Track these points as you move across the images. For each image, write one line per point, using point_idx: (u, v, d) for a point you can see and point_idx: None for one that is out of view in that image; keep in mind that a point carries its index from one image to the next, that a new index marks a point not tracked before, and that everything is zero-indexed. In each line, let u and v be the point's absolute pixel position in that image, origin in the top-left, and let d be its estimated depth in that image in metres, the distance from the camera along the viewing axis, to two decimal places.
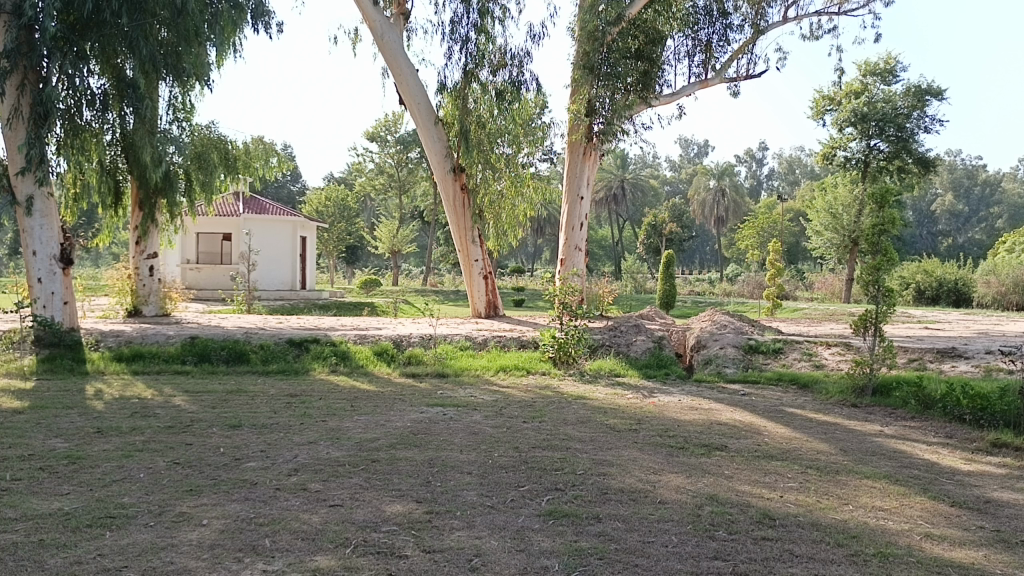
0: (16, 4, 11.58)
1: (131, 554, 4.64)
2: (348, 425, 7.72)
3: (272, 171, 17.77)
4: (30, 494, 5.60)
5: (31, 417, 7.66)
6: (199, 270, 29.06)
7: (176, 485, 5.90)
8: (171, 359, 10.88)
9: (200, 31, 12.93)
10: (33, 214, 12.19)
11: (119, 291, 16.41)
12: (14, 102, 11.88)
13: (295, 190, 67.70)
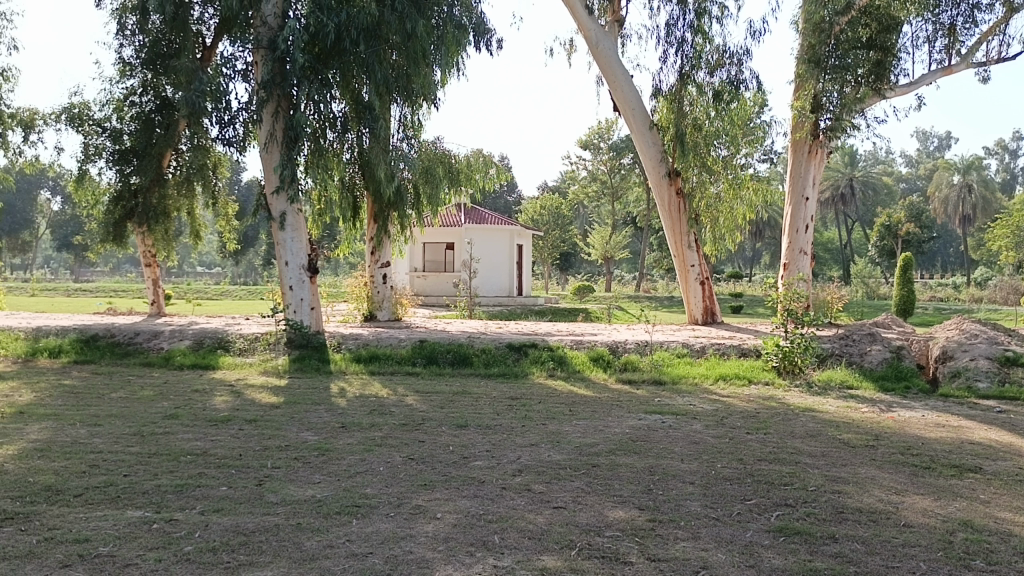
0: (271, 39, 12.97)
1: (376, 541, 5.00)
2: (568, 429, 7.84)
3: (491, 182, 18.48)
4: (289, 481, 6.20)
5: (286, 411, 8.49)
6: (425, 278, 30.82)
7: (412, 479, 6.29)
8: (403, 361, 11.63)
9: (426, 53, 13.67)
10: (285, 228, 13.54)
11: (357, 298, 17.87)
12: (271, 128, 13.29)
13: (511, 200, 69.94)
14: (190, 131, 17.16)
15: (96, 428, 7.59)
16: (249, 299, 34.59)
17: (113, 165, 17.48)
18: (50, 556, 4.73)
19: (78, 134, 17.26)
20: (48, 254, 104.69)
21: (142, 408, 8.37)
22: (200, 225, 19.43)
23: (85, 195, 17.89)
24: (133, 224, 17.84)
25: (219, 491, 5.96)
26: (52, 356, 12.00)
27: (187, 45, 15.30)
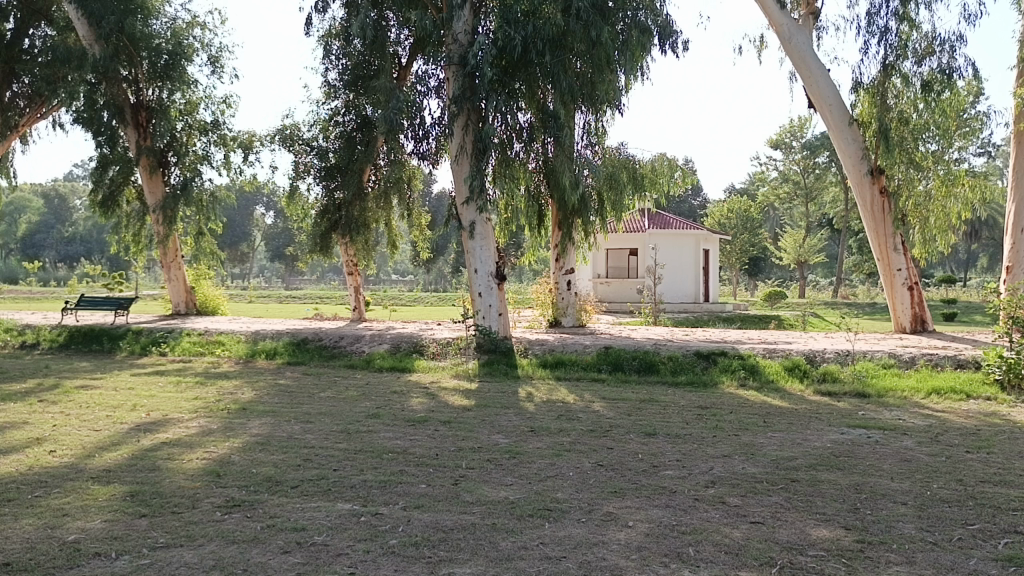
0: (461, 56, 13.46)
1: (569, 546, 5.04)
2: (763, 441, 7.54)
3: (677, 186, 18.13)
4: (482, 482, 6.39)
5: (478, 414, 8.77)
6: (609, 284, 30.83)
7: (602, 485, 6.29)
8: (588, 367, 11.70)
9: (611, 58, 13.66)
10: (475, 237, 14.01)
11: (543, 304, 18.16)
12: (461, 140, 13.86)
13: (696, 204, 68.42)
14: (387, 147, 18.15)
15: (308, 424, 8.19)
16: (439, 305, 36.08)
17: (320, 181, 18.84)
18: (272, 542, 5.16)
19: (290, 153, 18.88)
20: (263, 264, 114.87)
21: (348, 407, 8.94)
22: (396, 235, 20.45)
23: (295, 209, 19.42)
24: (338, 235, 19.08)
25: (419, 489, 6.24)
26: (268, 357, 13.12)
27: (385, 66, 16.19)
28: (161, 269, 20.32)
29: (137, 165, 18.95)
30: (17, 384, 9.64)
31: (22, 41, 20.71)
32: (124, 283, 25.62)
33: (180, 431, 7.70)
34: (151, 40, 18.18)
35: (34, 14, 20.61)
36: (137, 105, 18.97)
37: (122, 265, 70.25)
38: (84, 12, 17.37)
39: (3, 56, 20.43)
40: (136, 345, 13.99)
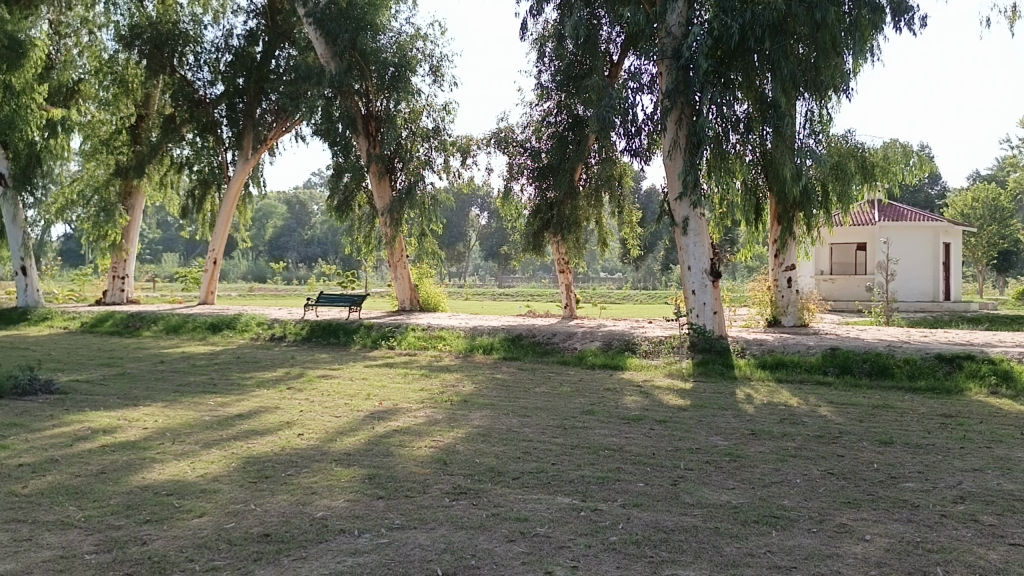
0: (675, 48, 13.24)
1: (799, 556, 4.80)
2: (1022, 455, 6.76)
3: (913, 174, 16.72)
4: (702, 484, 6.24)
5: (695, 414, 8.59)
6: (833, 281, 29.08)
7: (833, 495, 5.93)
8: (813, 370, 11.11)
9: (837, 40, 12.97)
10: (688, 233, 13.74)
11: (761, 302, 17.51)
12: (674, 135, 13.68)
13: (933, 193, 62.69)
14: (598, 145, 18.28)
15: (526, 418, 8.41)
16: (649, 304, 35.78)
17: (533, 182, 19.48)
18: (497, 530, 5.34)
19: (505, 155, 19.62)
20: (478, 264, 119.62)
21: (564, 403, 9.08)
22: (607, 232, 20.41)
23: (509, 209, 20.07)
24: (549, 234, 19.48)
25: (638, 487, 6.21)
26: (486, 352, 13.66)
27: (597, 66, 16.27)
28: (389, 268, 21.81)
29: (367, 171, 20.39)
30: (270, 373, 10.72)
31: (271, 61, 22.95)
32: (355, 282, 27.89)
33: (409, 420, 8.18)
34: (380, 54, 19.34)
35: (281, 37, 22.88)
36: (368, 116, 20.47)
37: (352, 265, 76.06)
38: (323, 32, 19.34)
39: (254, 77, 22.72)
40: (368, 338, 15.08)
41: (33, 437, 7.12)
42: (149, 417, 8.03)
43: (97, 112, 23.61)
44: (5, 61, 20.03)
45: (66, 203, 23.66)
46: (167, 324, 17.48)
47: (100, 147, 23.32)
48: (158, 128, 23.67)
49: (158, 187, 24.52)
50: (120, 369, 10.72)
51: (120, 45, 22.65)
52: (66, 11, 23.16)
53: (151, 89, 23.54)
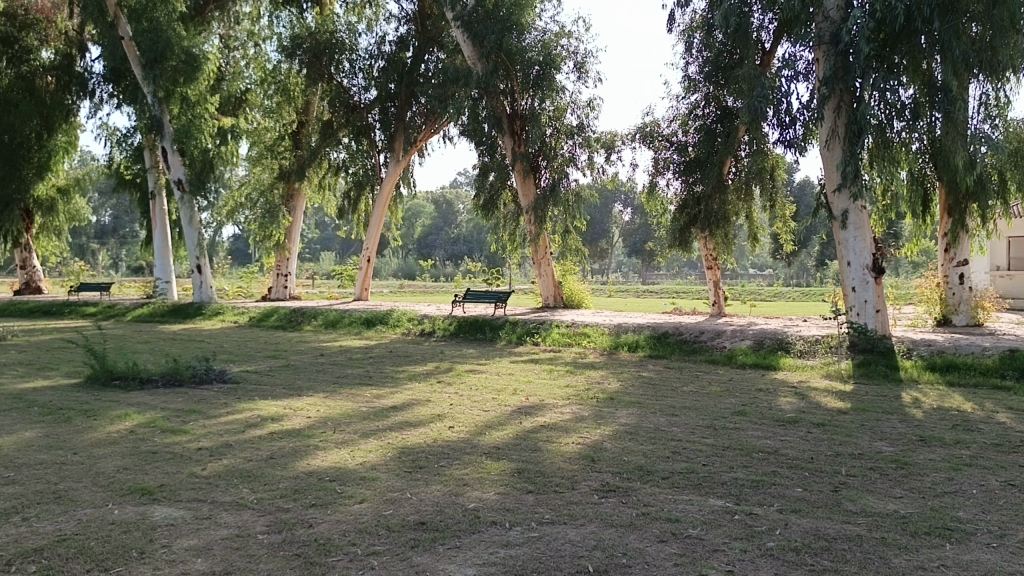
0: (833, 33, 12.66)
1: (977, 572, 4.45)
2: None
3: None
4: (866, 492, 5.91)
5: (856, 418, 8.16)
6: (1011, 277, 26.87)
7: (1016, 508, 5.46)
8: (989, 373, 10.29)
9: (1016, 16, 12.05)
10: (847, 227, 13.11)
11: (928, 300, 16.37)
12: (832, 124, 12.99)
13: None
14: (749, 136, 17.66)
15: (673, 417, 8.27)
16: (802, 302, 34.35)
17: (679, 176, 18.97)
18: (648, 530, 5.27)
19: (650, 150, 19.48)
20: (622, 261, 119.05)
21: (712, 402, 8.85)
22: (758, 228, 19.75)
23: (655, 205, 19.90)
24: (696, 230, 18.93)
25: (795, 492, 5.96)
26: (631, 350, 13.56)
27: (748, 55, 15.54)
28: (533, 265, 22.01)
29: (512, 170, 20.71)
30: (421, 366, 11.08)
31: (420, 65, 23.70)
32: (500, 278, 28.54)
33: (556, 416, 8.23)
34: (525, 53, 19.46)
35: (430, 41, 23.56)
36: (513, 115, 20.70)
37: (498, 263, 77.78)
38: (470, 34, 19.77)
39: (406, 81, 23.57)
40: (513, 334, 15.32)
41: (210, 422, 7.69)
42: (311, 406, 8.49)
43: (262, 119, 25.59)
44: (181, 75, 22.30)
45: (236, 205, 25.18)
46: (325, 319, 18.43)
47: (265, 152, 24.91)
48: (316, 133, 24.96)
49: (317, 189, 25.92)
50: (285, 361, 11.40)
51: (283, 56, 23.97)
52: (235, 26, 25.66)
53: (311, 96, 24.80)
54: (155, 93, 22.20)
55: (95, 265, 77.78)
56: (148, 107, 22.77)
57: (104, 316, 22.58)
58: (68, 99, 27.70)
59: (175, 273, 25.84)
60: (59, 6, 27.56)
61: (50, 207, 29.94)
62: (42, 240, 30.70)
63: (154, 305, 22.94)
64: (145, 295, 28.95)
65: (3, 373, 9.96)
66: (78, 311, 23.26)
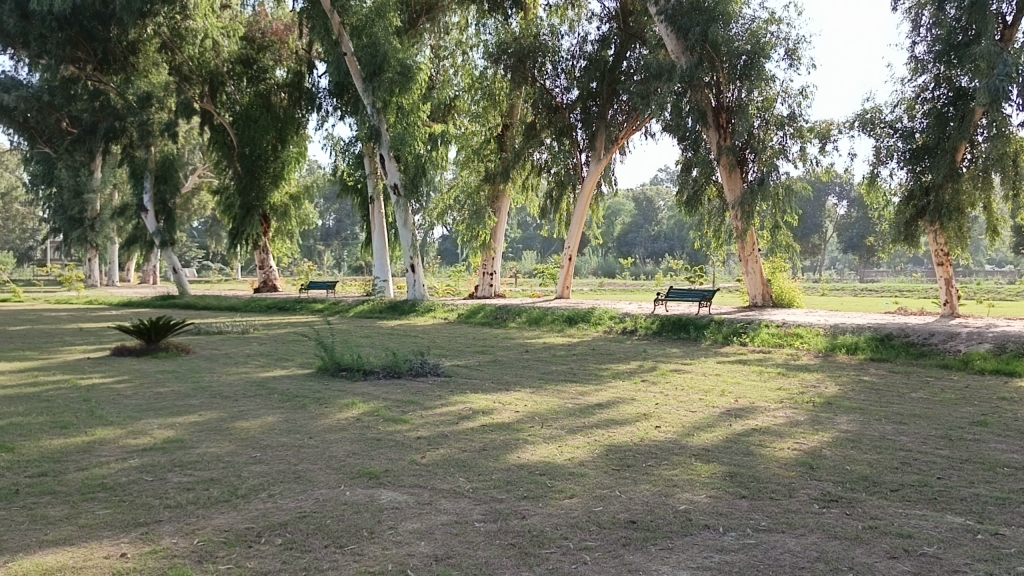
0: None
1: None
2: None
3: None
4: None
5: None
6: None
7: None
8: None
9: None
10: None
11: None
12: None
13: None
14: (988, 119, 15.96)
15: (901, 425, 7.66)
16: None
17: (905, 164, 17.49)
18: (877, 544, 4.92)
19: (871, 138, 18.12)
20: (836, 257, 112.49)
21: (947, 411, 8.10)
22: (998, 219, 17.97)
23: (876, 195, 18.52)
24: (925, 222, 17.54)
25: None
26: (850, 352, 12.74)
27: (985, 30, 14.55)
28: (740, 262, 21.26)
29: (718, 164, 20.27)
30: (625, 365, 11.06)
31: (622, 63, 23.64)
32: (704, 276, 28.00)
33: (769, 420, 7.90)
34: (732, 43, 18.81)
35: (632, 37, 23.42)
36: (718, 108, 20.31)
37: (701, 261, 76.49)
38: (674, 27, 19.49)
39: (608, 80, 23.62)
40: (719, 334, 14.91)
41: (427, 413, 8.11)
42: (519, 401, 8.72)
43: (469, 124, 26.72)
44: (396, 86, 23.52)
45: (446, 207, 27.02)
46: (529, 316, 18.89)
47: (473, 156, 26.23)
48: (519, 135, 25.39)
49: (521, 190, 26.59)
50: (492, 357, 11.79)
51: (489, 62, 24.97)
52: (444, 36, 26.86)
53: (514, 99, 25.24)
54: (375, 104, 23.75)
55: (322, 265, 85.00)
56: (368, 117, 24.25)
57: (330, 312, 24.53)
58: (298, 112, 30.40)
59: (391, 272, 27.40)
60: (290, 27, 30.22)
61: (284, 213, 32.73)
62: (277, 243, 33.67)
63: (373, 302, 24.52)
64: (365, 293, 31.23)
65: (248, 363, 11.08)
66: (309, 307, 25.41)
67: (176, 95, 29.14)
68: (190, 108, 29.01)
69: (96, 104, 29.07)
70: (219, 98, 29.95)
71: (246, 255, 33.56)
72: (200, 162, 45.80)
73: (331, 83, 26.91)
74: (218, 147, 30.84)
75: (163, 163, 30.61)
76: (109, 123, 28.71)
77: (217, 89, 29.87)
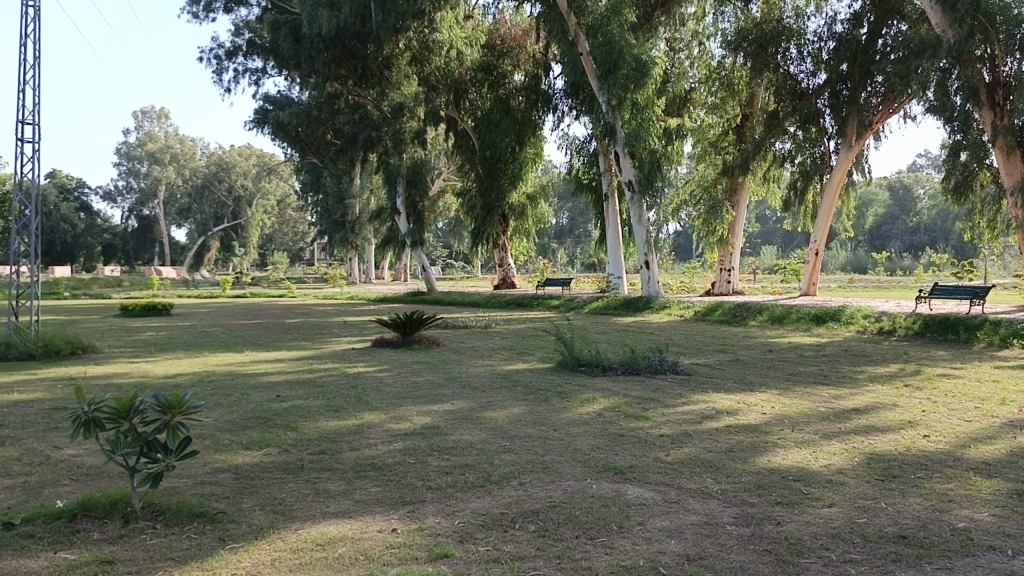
0: None
1: None
2: None
3: None
4: None
5: None
6: None
7: None
8: None
9: None
10: None
11: None
12: None
13: None
14: None
15: None
16: None
17: None
18: None
19: None
20: None
21: None
22: None
23: None
24: None
25: None
26: None
27: None
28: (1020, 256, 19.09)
29: (993, 146, 18.33)
30: (883, 368, 10.24)
31: (878, 41, 21.60)
32: (974, 272, 25.07)
33: None
34: (1009, 11, 16.86)
35: (889, 13, 21.33)
36: (993, 84, 18.25)
37: (968, 253, 69.24)
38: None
39: (860, 60, 21.66)
40: (995, 336, 13.38)
41: (669, 411, 8.03)
42: (766, 403, 8.38)
43: (706, 116, 26.37)
44: (631, 82, 23.49)
45: (680, 202, 27.05)
46: (771, 314, 18.09)
47: (709, 149, 25.95)
48: (760, 125, 24.62)
49: (762, 182, 25.90)
50: (734, 356, 11.42)
51: (727, 51, 24.31)
52: (680, 27, 26.43)
53: (755, 88, 24.82)
54: (610, 101, 24.00)
55: (556, 261, 87.14)
56: (602, 114, 24.63)
57: (566, 308, 25.06)
58: (536, 114, 30.80)
59: (625, 269, 27.41)
60: (528, 32, 31.16)
61: (521, 213, 34.16)
62: (515, 241, 35.08)
63: (609, 298, 24.62)
64: (599, 289, 31.64)
65: (492, 356, 11.59)
66: (545, 303, 26.12)
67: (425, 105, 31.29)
68: (436, 115, 31.07)
69: (355, 116, 31.68)
70: (463, 105, 31.76)
71: (486, 253, 35.34)
72: (445, 166, 48.66)
73: (568, 84, 27.39)
74: (462, 151, 32.94)
75: (414, 167, 32.84)
76: (367, 133, 31.02)
77: (460, 97, 31.63)
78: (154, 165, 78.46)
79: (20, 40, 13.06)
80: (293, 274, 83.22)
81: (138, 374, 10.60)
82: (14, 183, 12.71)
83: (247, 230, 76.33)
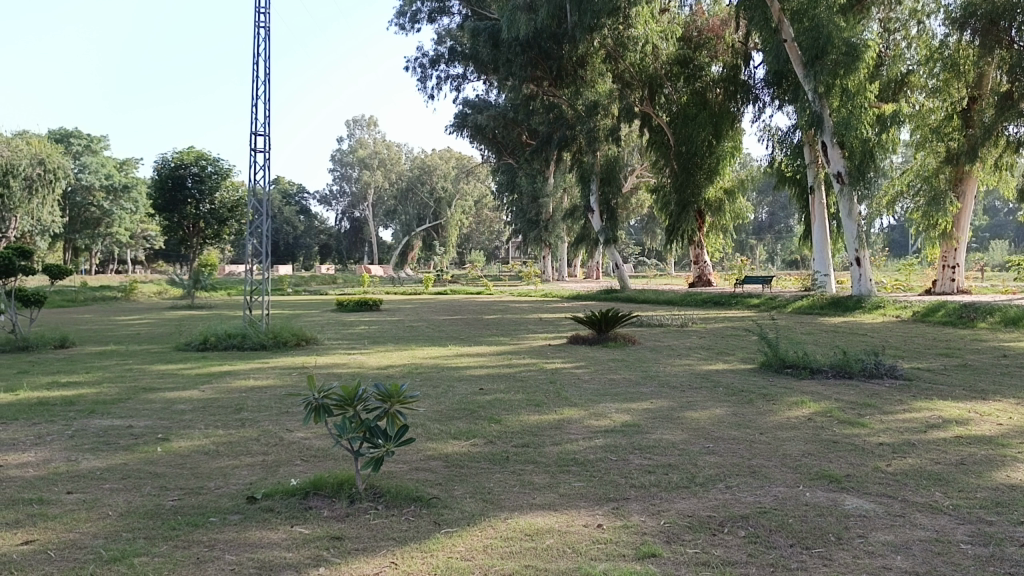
0: None
1: None
2: None
3: None
4: None
5: None
6: None
7: None
8: None
9: None
10: None
11: None
12: None
13: None
14: None
15: None
16: None
17: None
18: None
19: None
20: None
21: None
22: None
23: None
24: None
25: None
26: None
27: None
28: None
29: None
30: None
31: None
32: None
33: None
34: None
35: None
36: None
37: None
38: None
39: None
40: None
41: (888, 418, 7.49)
42: (1003, 412, 7.62)
43: (926, 99, 24.68)
44: (841, 68, 22.13)
45: (896, 194, 25.82)
46: (1004, 315, 16.41)
47: (930, 136, 23.95)
48: (993, 107, 22.07)
49: (991, 170, 23.67)
50: (961, 360, 10.46)
51: (952, 28, 22.18)
52: (896, 7, 24.58)
53: (985, 67, 22.45)
54: (816, 90, 22.79)
55: (755, 258, 83.90)
56: (808, 103, 23.48)
57: (768, 308, 24.08)
58: (734, 106, 29.80)
59: (833, 266, 25.96)
60: (726, 21, 30.07)
61: (718, 208, 33.13)
62: (711, 237, 34.30)
63: (816, 298, 23.42)
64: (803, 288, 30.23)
65: (690, 355, 11.35)
66: (744, 301, 25.27)
67: (619, 102, 31.42)
68: (631, 112, 31.15)
69: (551, 116, 32.78)
70: (658, 100, 31.46)
71: (681, 250, 34.69)
72: (638, 163, 48.22)
73: (770, 73, 26.36)
74: (657, 147, 32.71)
75: (607, 165, 32.94)
76: (562, 133, 32.18)
77: (655, 92, 31.35)
78: (363, 170, 84.06)
79: (255, 58, 14.42)
80: (489, 270, 86.14)
81: (354, 364, 11.37)
82: (249, 189, 14.04)
83: (446, 230, 79.83)
